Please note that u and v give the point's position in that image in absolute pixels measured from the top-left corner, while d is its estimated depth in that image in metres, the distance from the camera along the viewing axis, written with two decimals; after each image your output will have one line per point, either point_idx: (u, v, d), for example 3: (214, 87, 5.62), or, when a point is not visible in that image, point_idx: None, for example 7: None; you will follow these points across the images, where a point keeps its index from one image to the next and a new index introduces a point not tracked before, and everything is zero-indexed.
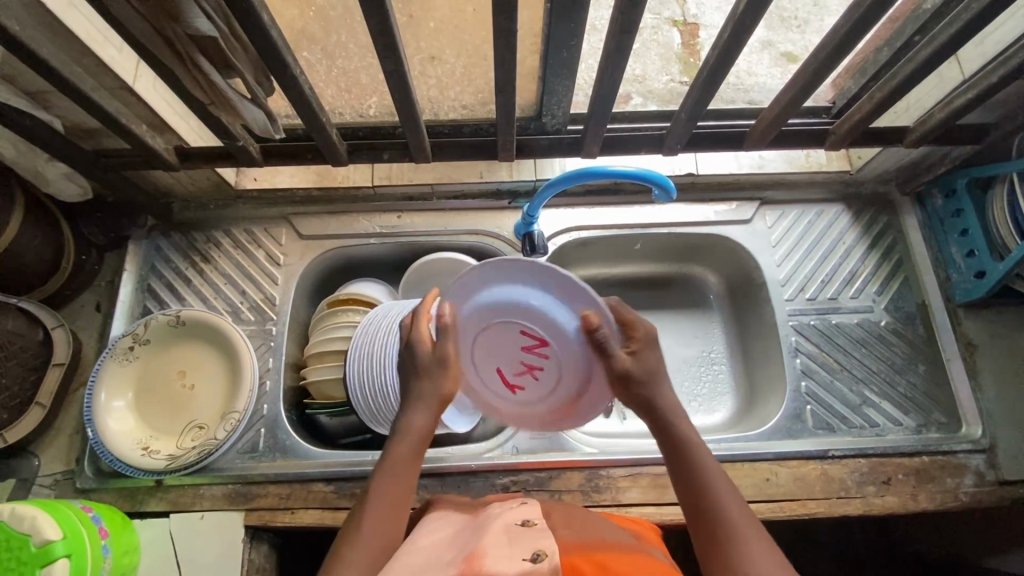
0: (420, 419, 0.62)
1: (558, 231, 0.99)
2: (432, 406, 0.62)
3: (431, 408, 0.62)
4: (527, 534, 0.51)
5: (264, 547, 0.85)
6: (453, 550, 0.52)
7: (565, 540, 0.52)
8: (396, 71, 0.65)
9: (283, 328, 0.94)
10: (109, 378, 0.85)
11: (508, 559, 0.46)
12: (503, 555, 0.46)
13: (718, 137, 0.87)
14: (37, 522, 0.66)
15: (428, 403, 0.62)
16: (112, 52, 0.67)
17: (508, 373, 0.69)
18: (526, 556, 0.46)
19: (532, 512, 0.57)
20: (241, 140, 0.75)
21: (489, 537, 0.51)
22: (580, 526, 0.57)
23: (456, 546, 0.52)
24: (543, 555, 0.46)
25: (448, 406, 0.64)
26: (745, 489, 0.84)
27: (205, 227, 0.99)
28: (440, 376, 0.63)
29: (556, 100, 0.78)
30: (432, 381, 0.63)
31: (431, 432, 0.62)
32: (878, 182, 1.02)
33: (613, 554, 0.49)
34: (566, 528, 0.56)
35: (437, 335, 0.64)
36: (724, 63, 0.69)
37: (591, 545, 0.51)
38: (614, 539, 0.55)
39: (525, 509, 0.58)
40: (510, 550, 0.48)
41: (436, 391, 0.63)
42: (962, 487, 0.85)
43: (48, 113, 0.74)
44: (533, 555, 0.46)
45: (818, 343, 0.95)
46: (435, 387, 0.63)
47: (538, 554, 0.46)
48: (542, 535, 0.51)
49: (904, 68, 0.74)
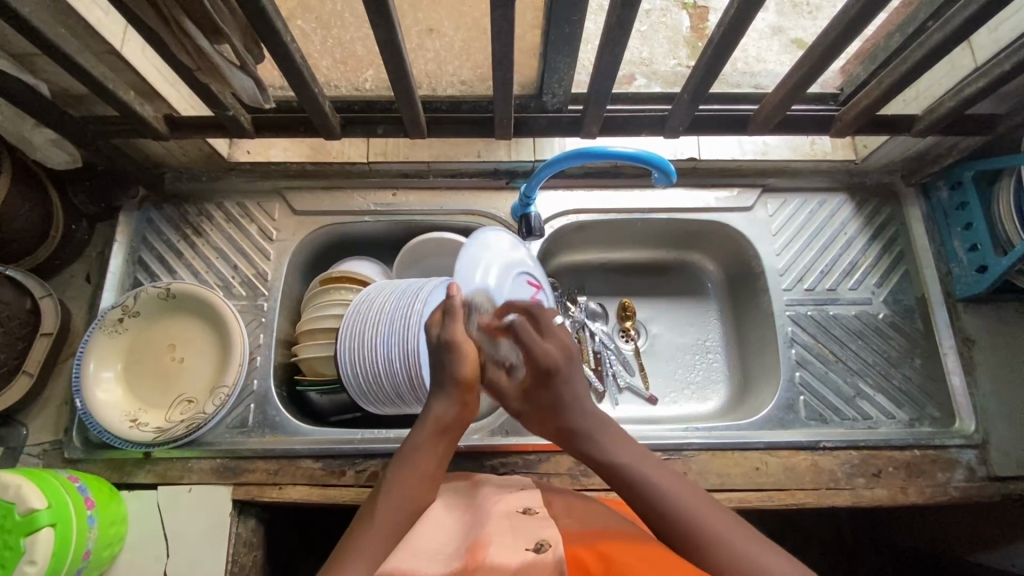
0: (445, 408, 0.62)
1: (554, 214, 0.98)
2: (455, 393, 0.62)
3: (451, 397, 0.62)
4: (530, 521, 0.52)
5: (251, 522, 0.85)
6: (459, 537, 0.53)
7: (567, 527, 0.53)
8: (389, 42, 0.63)
9: (275, 304, 0.93)
10: (98, 349, 0.84)
11: (512, 550, 0.47)
12: (507, 547, 0.47)
13: (722, 121, 0.85)
14: (22, 491, 0.66)
15: (449, 391, 0.62)
16: (98, 14, 0.65)
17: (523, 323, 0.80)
18: (529, 546, 0.47)
19: (532, 498, 0.58)
20: (232, 109, 0.73)
21: (493, 524, 0.51)
22: (580, 511, 0.58)
23: (461, 534, 0.53)
24: (547, 545, 0.47)
25: (470, 391, 0.63)
26: (733, 477, 0.84)
27: (197, 199, 0.97)
28: (454, 363, 0.62)
29: (557, 77, 0.76)
30: (444, 369, 0.63)
31: (455, 422, 0.63)
32: (883, 172, 1.00)
33: (614, 539, 0.50)
34: (567, 514, 0.57)
35: (445, 319, 0.65)
36: (729, 43, 0.67)
37: (592, 532, 0.52)
38: (614, 524, 0.55)
39: (525, 496, 0.59)
40: (514, 540, 0.49)
41: (451, 377, 0.62)
42: (952, 482, 0.85)
43: (34, 77, 0.72)
44: (536, 544, 0.47)
45: (815, 334, 0.94)
46: (452, 371, 0.62)
47: (541, 544, 0.47)
48: (544, 523, 0.51)
49: (914, 52, 0.71)
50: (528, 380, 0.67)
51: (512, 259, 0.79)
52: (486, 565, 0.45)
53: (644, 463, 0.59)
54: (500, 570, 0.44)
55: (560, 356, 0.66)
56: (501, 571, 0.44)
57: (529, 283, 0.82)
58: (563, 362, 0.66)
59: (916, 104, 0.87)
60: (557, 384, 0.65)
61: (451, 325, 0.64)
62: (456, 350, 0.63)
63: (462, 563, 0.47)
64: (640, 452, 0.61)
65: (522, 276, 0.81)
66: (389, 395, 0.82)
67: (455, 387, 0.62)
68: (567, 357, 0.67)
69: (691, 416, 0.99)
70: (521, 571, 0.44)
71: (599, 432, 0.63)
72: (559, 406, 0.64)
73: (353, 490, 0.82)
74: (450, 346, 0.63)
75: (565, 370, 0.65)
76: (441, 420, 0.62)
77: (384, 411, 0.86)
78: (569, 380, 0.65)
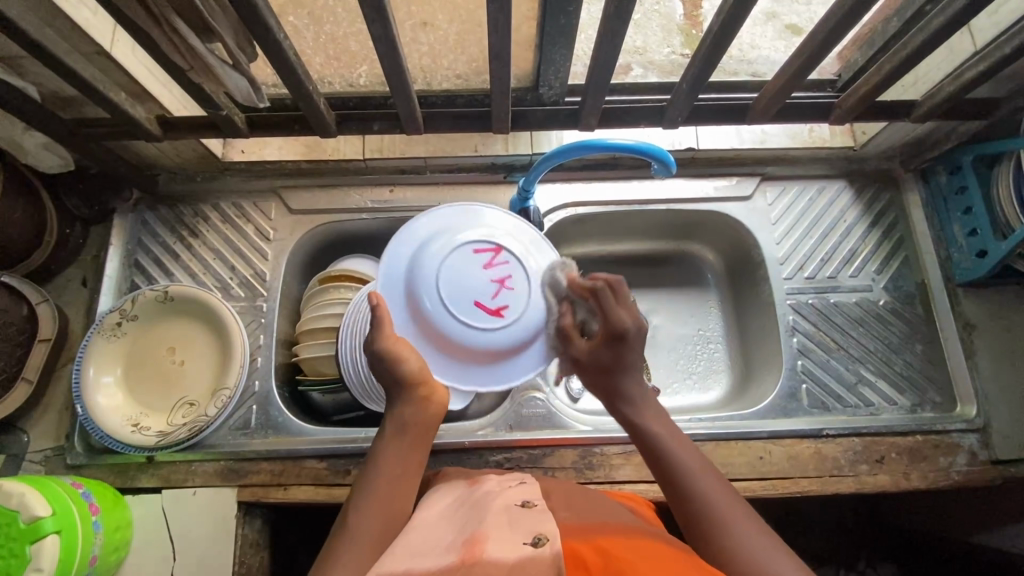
0: (403, 409, 0.62)
1: (555, 207, 0.97)
2: (411, 395, 0.62)
3: (410, 396, 0.62)
4: (528, 515, 0.51)
5: (257, 523, 0.84)
6: (453, 528, 0.52)
7: (565, 521, 0.52)
8: (385, 37, 0.62)
9: (274, 304, 0.92)
10: (97, 354, 0.84)
11: (509, 543, 0.46)
12: (504, 540, 0.46)
13: (721, 111, 0.85)
14: (26, 499, 0.66)
15: (405, 392, 0.62)
16: (86, 14, 0.64)
17: (485, 301, 0.67)
18: (527, 540, 0.46)
19: (532, 492, 0.57)
20: (226, 109, 0.72)
21: (491, 518, 0.51)
22: (579, 505, 0.57)
23: (457, 526, 0.52)
24: (545, 539, 0.46)
25: (417, 388, 0.62)
26: (738, 466, 0.84)
27: (193, 201, 0.96)
28: (391, 365, 0.62)
29: (554, 69, 0.75)
30: (386, 375, 0.63)
31: (415, 421, 0.62)
32: (882, 158, 1.00)
33: (614, 532, 0.49)
34: (565, 508, 0.56)
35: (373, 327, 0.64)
36: (730, 30, 0.66)
37: (590, 527, 0.51)
38: (615, 519, 0.54)
39: (523, 489, 0.58)
40: (512, 534, 0.48)
41: (393, 379, 0.62)
42: (955, 466, 0.85)
43: (22, 80, 0.71)
44: (534, 538, 0.46)
45: (816, 321, 0.94)
46: (392, 374, 0.62)
47: (539, 538, 0.46)
48: (543, 517, 0.50)
49: (915, 37, 0.70)
50: (598, 340, 0.66)
51: (489, 232, 0.69)
52: (483, 560, 0.44)
53: (680, 442, 0.59)
54: (496, 563, 0.43)
55: (633, 325, 0.65)
56: (497, 563, 0.43)
57: (481, 248, 0.68)
58: (635, 328, 0.65)
59: (915, 89, 0.87)
60: (624, 349, 0.64)
61: (381, 330, 0.63)
62: (388, 354, 0.62)
63: (458, 555, 0.46)
64: (677, 431, 0.61)
65: (465, 246, 0.67)
66: None
67: (404, 387, 0.62)
68: (639, 323, 0.65)
69: (696, 407, 0.99)
70: (516, 563, 0.43)
71: (642, 399, 0.64)
72: (617, 367, 0.65)
73: None
74: (386, 354, 0.62)
75: (634, 339, 0.65)
76: (404, 421, 0.61)
77: None
78: (635, 347, 0.65)
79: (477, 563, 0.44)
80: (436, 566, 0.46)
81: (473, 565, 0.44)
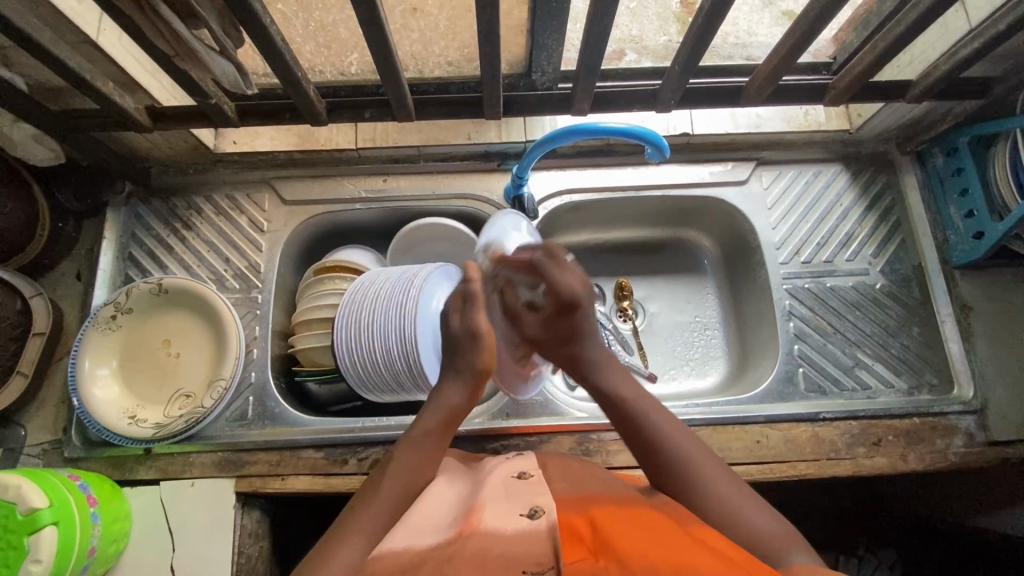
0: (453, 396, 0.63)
1: (548, 195, 0.97)
2: (467, 379, 0.63)
3: (466, 382, 0.64)
4: (524, 486, 0.52)
5: (255, 514, 0.85)
6: (454, 502, 0.53)
7: (561, 492, 0.53)
8: (372, 21, 0.61)
9: (269, 296, 0.92)
10: (92, 347, 0.84)
11: (507, 515, 0.46)
12: (502, 511, 0.47)
13: (713, 94, 0.84)
14: (22, 490, 0.66)
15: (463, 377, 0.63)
16: (71, 3, 0.63)
17: None
18: (524, 512, 0.47)
19: (527, 464, 0.58)
20: (215, 97, 0.72)
21: (488, 491, 0.51)
22: (574, 475, 0.58)
23: (457, 501, 0.53)
24: (541, 511, 0.47)
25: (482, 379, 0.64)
26: (735, 451, 0.84)
27: (186, 193, 0.96)
28: (470, 349, 0.63)
29: (546, 54, 0.74)
30: (464, 359, 0.64)
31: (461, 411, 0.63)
32: (878, 141, 0.99)
33: (608, 502, 0.50)
34: (561, 478, 0.57)
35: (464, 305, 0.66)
36: (719, 12, 0.65)
37: (585, 497, 0.52)
38: (611, 488, 0.55)
39: (520, 462, 0.59)
40: (509, 506, 0.48)
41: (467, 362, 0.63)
42: (952, 448, 0.85)
43: (10, 71, 0.71)
44: (530, 510, 0.47)
45: (813, 306, 0.94)
46: (470, 359, 0.63)
47: (535, 510, 0.46)
48: (540, 490, 0.51)
49: (908, 15, 0.70)
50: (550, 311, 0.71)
51: None
52: (480, 531, 0.45)
53: (647, 403, 0.64)
54: (493, 534, 0.44)
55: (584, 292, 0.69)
56: (494, 534, 0.44)
57: None
58: (586, 296, 0.69)
59: (910, 69, 0.86)
60: (577, 317, 0.69)
61: (471, 312, 0.65)
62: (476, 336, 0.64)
63: (455, 528, 0.47)
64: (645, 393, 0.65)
65: None
66: (388, 382, 0.82)
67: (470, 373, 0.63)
68: (587, 290, 0.70)
69: (693, 394, 0.99)
70: (512, 535, 0.44)
71: (606, 367, 0.67)
72: (576, 336, 0.69)
73: (355, 479, 0.82)
74: (471, 333, 0.64)
75: (586, 305, 0.69)
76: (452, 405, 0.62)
77: (384, 399, 0.86)
78: (588, 314, 0.69)
79: (474, 535, 0.44)
80: (434, 539, 0.47)
81: (472, 535, 0.45)
